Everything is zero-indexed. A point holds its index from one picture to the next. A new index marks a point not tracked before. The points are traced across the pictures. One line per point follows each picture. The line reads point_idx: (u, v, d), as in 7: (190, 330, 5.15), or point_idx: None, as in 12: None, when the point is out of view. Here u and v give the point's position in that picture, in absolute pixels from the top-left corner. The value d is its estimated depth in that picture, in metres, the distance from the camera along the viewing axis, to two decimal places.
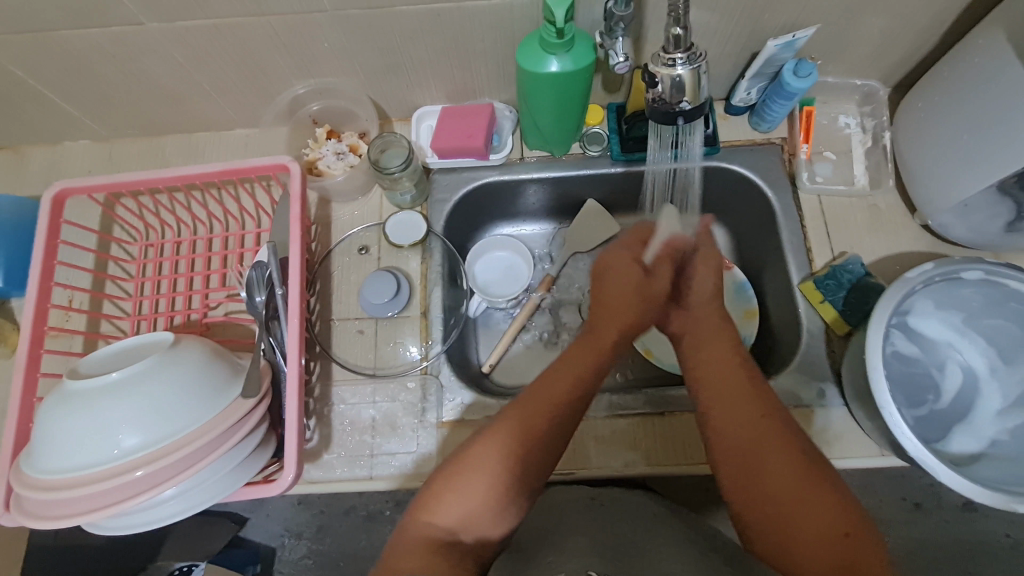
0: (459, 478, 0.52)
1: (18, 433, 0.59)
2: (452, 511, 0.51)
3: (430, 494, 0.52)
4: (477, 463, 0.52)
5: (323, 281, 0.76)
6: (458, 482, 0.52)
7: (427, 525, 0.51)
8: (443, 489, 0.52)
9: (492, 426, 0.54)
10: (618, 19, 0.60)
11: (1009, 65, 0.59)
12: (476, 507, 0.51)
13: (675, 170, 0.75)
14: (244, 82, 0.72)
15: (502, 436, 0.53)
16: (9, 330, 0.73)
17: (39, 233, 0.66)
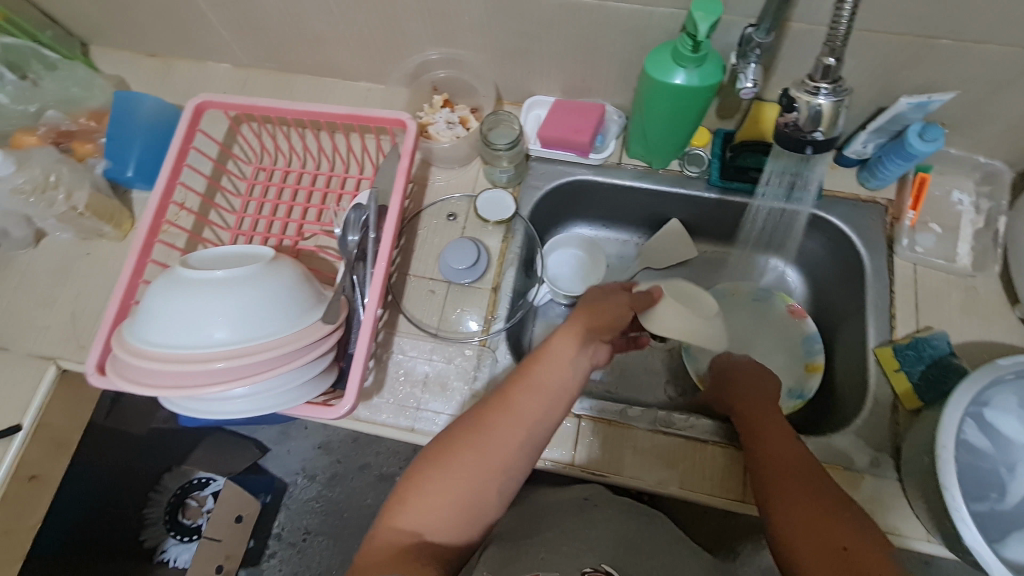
0: (443, 467, 0.52)
1: (120, 307, 0.65)
2: (415, 515, 0.51)
3: (400, 495, 0.53)
4: (465, 457, 0.52)
5: (408, 237, 0.80)
6: (430, 483, 0.52)
7: (391, 528, 0.51)
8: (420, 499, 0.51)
9: (486, 417, 0.54)
10: (754, 45, 0.60)
11: None
12: (439, 512, 0.51)
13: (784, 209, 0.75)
14: (381, 39, 0.77)
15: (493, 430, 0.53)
16: (126, 217, 0.80)
17: (177, 136, 0.72)
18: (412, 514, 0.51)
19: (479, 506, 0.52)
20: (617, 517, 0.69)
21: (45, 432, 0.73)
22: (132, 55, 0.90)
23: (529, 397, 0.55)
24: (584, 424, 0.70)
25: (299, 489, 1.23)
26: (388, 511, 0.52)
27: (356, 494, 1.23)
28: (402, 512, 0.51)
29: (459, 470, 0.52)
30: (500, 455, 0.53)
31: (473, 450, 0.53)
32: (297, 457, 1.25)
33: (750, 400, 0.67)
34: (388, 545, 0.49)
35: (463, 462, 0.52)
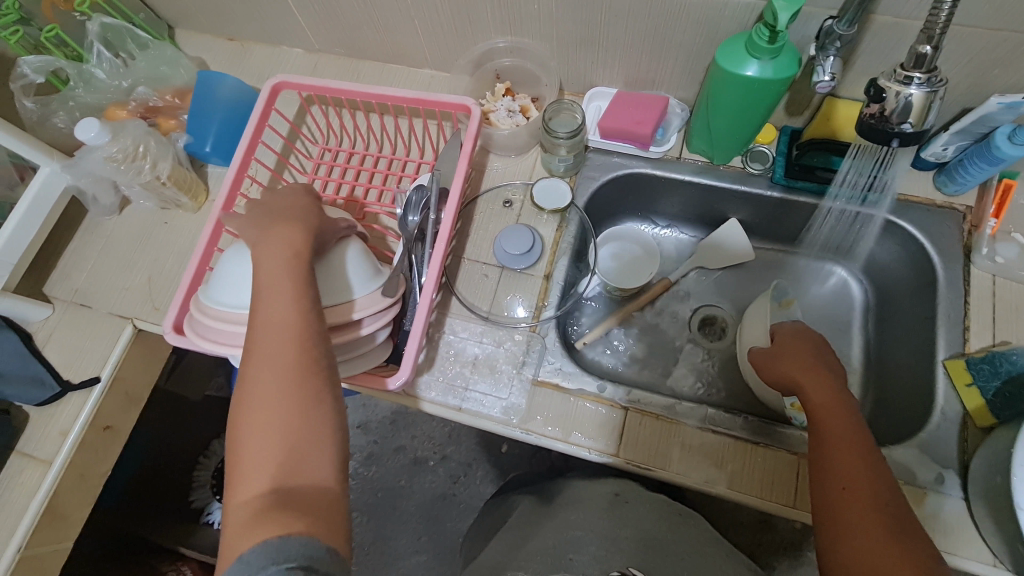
0: (251, 423, 0.47)
1: (196, 272, 0.69)
2: (256, 477, 0.45)
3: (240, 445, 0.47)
4: (265, 396, 0.47)
5: (463, 222, 0.81)
6: (255, 436, 0.46)
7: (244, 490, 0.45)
8: (252, 445, 0.46)
9: (257, 354, 0.49)
10: (835, 37, 0.58)
11: None
12: (271, 442, 0.46)
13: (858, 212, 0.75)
14: (450, 27, 0.78)
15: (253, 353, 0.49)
16: (201, 189, 0.85)
17: (254, 114, 0.76)
18: (241, 476, 0.46)
19: (313, 424, 0.47)
20: (651, 518, 0.70)
21: (120, 386, 0.79)
22: (213, 38, 0.96)
23: (284, 308, 0.50)
24: (629, 416, 0.70)
25: None
26: (231, 482, 0.46)
27: (391, 474, 1.26)
28: (243, 477, 0.46)
29: (277, 415, 0.46)
30: (299, 386, 0.47)
31: (261, 390, 0.47)
32: None
33: (821, 384, 0.62)
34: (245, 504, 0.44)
35: (255, 401, 0.47)
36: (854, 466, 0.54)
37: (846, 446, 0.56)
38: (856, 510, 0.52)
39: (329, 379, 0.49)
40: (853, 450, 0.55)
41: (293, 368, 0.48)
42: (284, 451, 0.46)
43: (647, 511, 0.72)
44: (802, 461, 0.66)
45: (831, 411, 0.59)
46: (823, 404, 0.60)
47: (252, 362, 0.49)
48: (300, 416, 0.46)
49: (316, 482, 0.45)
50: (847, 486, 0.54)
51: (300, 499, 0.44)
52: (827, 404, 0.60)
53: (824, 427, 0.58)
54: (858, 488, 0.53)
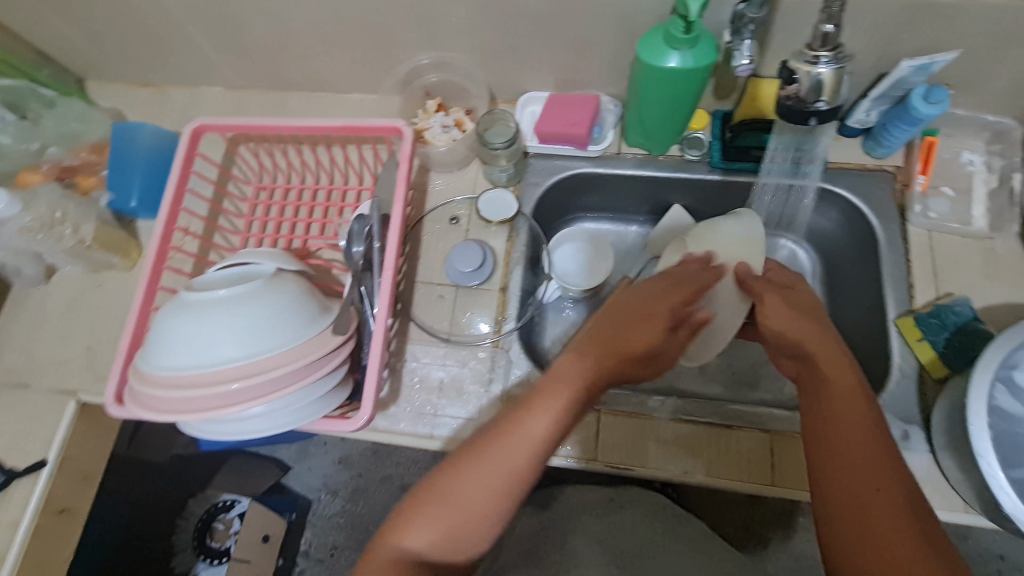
0: (437, 505, 0.56)
1: (134, 335, 0.65)
2: (419, 535, 0.55)
3: (406, 513, 0.56)
4: (459, 481, 0.56)
5: (412, 244, 0.79)
6: (423, 508, 0.56)
7: (393, 546, 0.55)
8: (415, 513, 0.56)
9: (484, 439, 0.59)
10: (748, 20, 0.59)
11: None
12: (436, 525, 0.55)
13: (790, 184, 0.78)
14: (371, 49, 0.77)
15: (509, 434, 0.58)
16: (133, 246, 0.81)
17: (177, 162, 0.72)
18: (407, 531, 0.55)
19: (490, 506, 0.56)
20: (646, 521, 0.70)
21: (70, 465, 0.74)
22: (125, 87, 0.91)
23: (540, 424, 0.58)
24: (601, 418, 0.69)
25: (324, 505, 1.23)
26: (379, 535, 0.56)
27: (380, 506, 1.22)
28: (396, 530, 0.55)
29: (479, 495, 0.55)
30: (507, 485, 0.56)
31: (455, 474, 0.57)
32: (319, 474, 1.24)
33: (838, 373, 0.54)
34: (386, 557, 0.54)
35: (435, 491, 0.56)
36: (864, 448, 0.49)
37: (855, 427, 0.51)
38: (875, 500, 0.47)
39: (524, 487, 0.57)
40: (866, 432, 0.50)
41: (523, 471, 0.57)
42: (449, 530, 0.55)
43: (641, 512, 0.72)
44: (774, 437, 0.67)
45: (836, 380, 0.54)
46: (830, 375, 0.54)
47: (476, 452, 0.58)
48: (501, 500, 0.56)
49: (447, 550, 0.55)
50: (858, 471, 0.49)
51: (430, 569, 0.54)
52: (840, 401, 0.52)
53: (828, 400, 0.53)
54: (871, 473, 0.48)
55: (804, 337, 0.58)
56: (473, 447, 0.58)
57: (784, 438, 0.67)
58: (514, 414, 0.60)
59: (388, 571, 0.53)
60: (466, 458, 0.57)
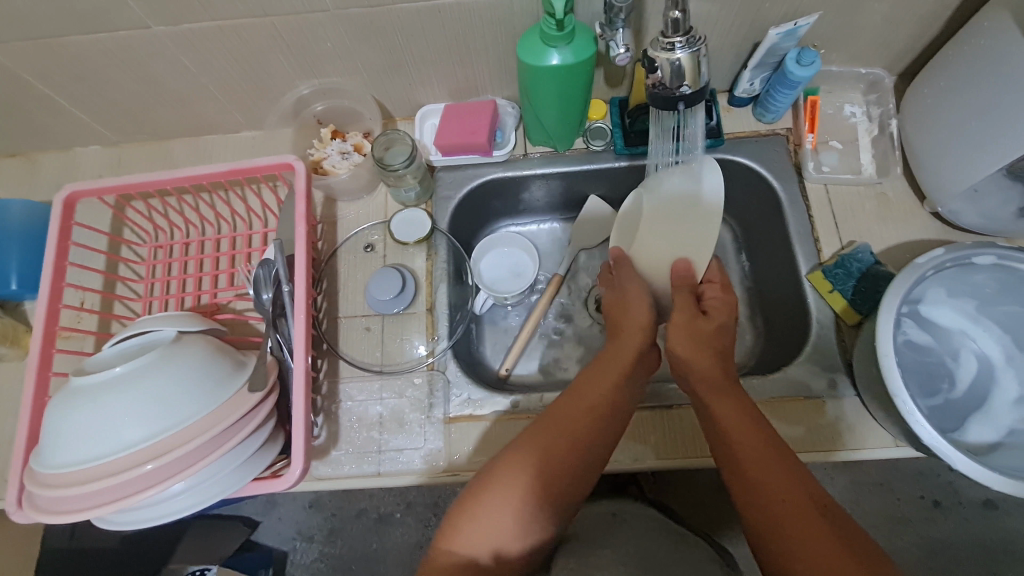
0: (484, 512, 0.53)
1: (30, 432, 0.60)
2: (487, 523, 0.53)
3: (461, 512, 0.54)
4: (495, 495, 0.54)
5: (329, 279, 0.77)
6: (480, 501, 0.54)
7: (451, 549, 0.53)
8: (478, 508, 0.54)
9: (510, 460, 0.56)
10: (617, 11, 0.60)
11: (1011, 49, 0.59)
12: (499, 519, 0.53)
13: (676, 164, 0.73)
14: (249, 85, 0.73)
15: (524, 471, 0.55)
16: (23, 331, 0.74)
17: (51, 236, 0.66)
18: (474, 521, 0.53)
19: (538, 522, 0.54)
20: (650, 534, 0.70)
21: None
22: None
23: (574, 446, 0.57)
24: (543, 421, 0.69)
25: (300, 554, 1.17)
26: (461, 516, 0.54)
27: (359, 542, 1.17)
28: (475, 519, 0.53)
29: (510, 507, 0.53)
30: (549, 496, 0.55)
31: (501, 491, 0.54)
32: (291, 522, 1.18)
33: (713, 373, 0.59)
34: (449, 564, 0.52)
35: (486, 495, 0.54)
36: (754, 451, 0.53)
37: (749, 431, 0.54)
38: (774, 501, 0.49)
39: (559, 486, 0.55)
40: (757, 440, 0.53)
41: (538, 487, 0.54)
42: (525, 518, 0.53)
43: (643, 524, 0.72)
44: None
45: (718, 399, 0.57)
46: (715, 397, 0.58)
47: (503, 464, 0.55)
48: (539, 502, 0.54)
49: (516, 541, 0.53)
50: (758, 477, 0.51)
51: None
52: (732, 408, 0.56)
53: (721, 416, 0.56)
54: (771, 477, 0.51)
55: (700, 360, 0.60)
56: (511, 457, 0.56)
57: None
58: (528, 464, 0.55)
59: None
60: (492, 466, 0.56)
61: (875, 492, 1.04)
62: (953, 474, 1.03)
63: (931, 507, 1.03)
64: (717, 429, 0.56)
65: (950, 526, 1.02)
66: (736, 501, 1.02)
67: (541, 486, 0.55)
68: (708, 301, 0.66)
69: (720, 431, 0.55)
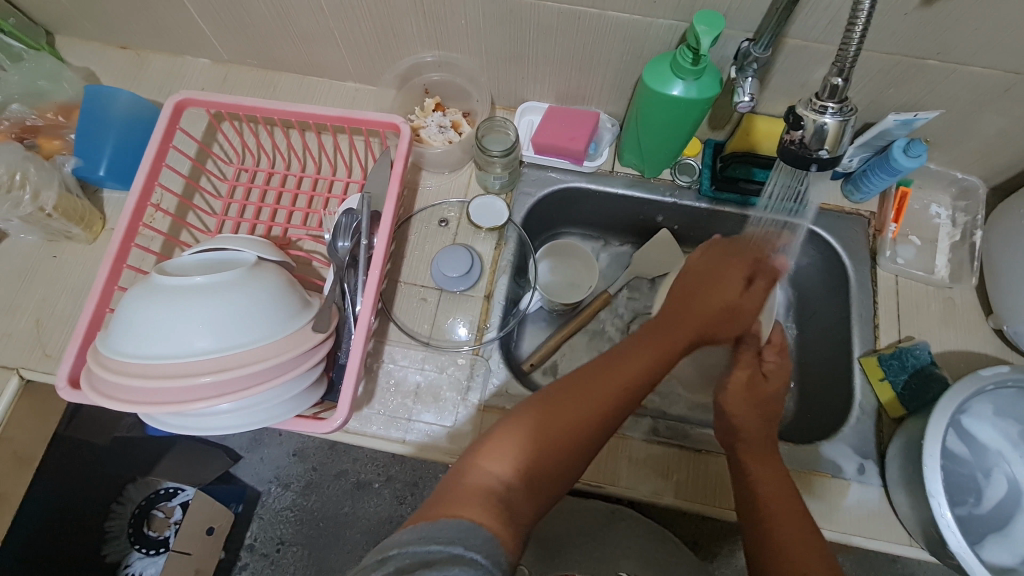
0: (495, 451, 0.51)
1: (94, 316, 0.61)
2: (500, 461, 0.51)
3: (478, 449, 0.52)
4: (501, 445, 0.52)
5: (398, 243, 0.78)
6: (491, 443, 0.52)
7: (476, 474, 0.49)
8: (488, 448, 0.52)
9: (513, 420, 0.55)
10: (752, 59, 0.62)
11: None
12: (511, 454, 0.51)
13: (785, 224, 0.74)
14: (372, 39, 0.75)
15: (526, 424, 0.54)
16: (97, 218, 0.76)
17: (156, 135, 0.68)
18: (490, 455, 0.51)
19: (549, 462, 0.52)
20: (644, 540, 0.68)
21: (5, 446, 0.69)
22: (102, 47, 0.86)
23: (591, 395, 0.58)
24: None
25: (272, 498, 1.18)
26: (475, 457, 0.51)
27: (332, 501, 1.17)
28: (487, 458, 0.51)
29: (522, 438, 0.53)
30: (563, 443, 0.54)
31: (505, 437, 0.53)
32: (270, 465, 1.19)
33: (761, 439, 0.63)
34: (475, 486, 0.47)
35: (496, 441, 0.53)
36: (799, 532, 0.56)
37: (791, 511, 0.58)
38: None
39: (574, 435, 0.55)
40: (801, 522, 0.56)
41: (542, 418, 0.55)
42: (529, 459, 0.52)
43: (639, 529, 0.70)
44: None
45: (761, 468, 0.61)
46: (764, 475, 0.61)
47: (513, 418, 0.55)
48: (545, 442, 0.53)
49: (525, 484, 0.50)
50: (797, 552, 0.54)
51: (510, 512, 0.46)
52: (776, 491, 0.59)
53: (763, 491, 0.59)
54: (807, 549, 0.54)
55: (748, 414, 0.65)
56: (515, 417, 0.55)
57: None
58: (530, 418, 0.55)
59: (481, 497, 0.46)
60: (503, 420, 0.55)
61: None
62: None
63: None
64: (756, 506, 0.59)
65: None
66: None
67: (541, 435, 0.54)
68: (767, 362, 0.68)
69: (760, 507, 0.58)
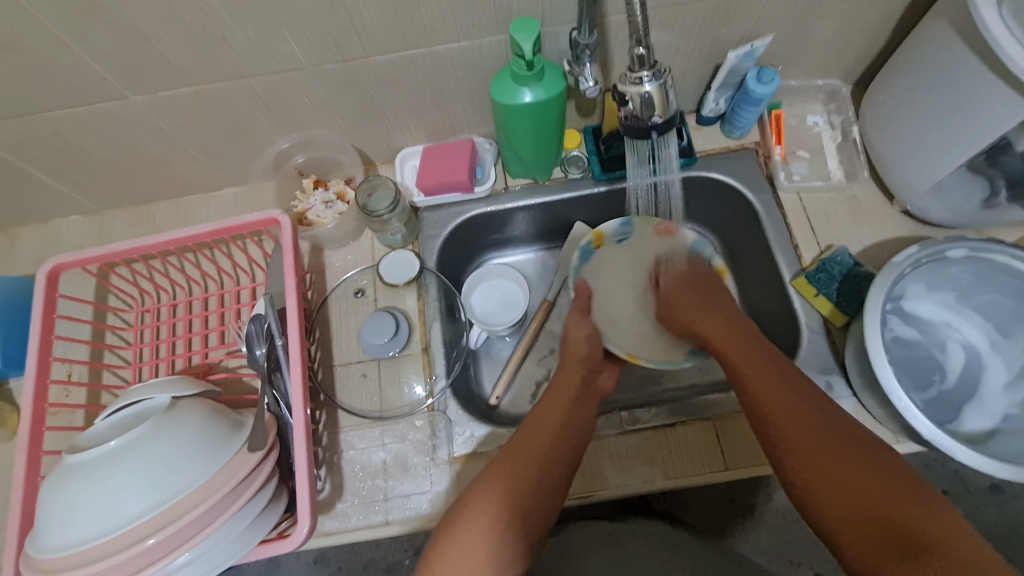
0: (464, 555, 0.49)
1: (24, 516, 0.58)
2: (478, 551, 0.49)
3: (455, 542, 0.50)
4: (474, 519, 0.52)
5: (322, 328, 0.77)
6: (465, 520, 0.51)
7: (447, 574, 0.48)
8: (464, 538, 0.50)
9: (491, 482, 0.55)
10: (583, 47, 0.62)
11: (948, 65, 0.63)
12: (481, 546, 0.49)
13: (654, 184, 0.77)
14: (229, 144, 0.75)
15: (493, 493, 0.53)
16: (10, 411, 0.73)
17: (35, 312, 0.65)
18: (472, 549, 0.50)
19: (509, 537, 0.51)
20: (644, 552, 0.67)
21: None
22: None
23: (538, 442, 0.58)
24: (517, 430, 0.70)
25: None
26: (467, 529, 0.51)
27: None
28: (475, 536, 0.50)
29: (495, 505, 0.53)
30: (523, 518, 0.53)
31: (482, 511, 0.52)
32: None
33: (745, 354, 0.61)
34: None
35: (462, 528, 0.51)
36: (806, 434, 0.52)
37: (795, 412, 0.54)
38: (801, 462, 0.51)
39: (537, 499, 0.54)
40: (809, 424, 0.53)
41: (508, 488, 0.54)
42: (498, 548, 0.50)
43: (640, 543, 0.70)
44: (717, 423, 0.68)
45: (762, 382, 0.57)
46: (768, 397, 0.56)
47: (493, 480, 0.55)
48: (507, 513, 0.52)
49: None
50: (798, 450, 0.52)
51: None
52: (765, 386, 0.57)
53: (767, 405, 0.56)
54: (810, 440, 0.52)
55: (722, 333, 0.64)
56: (490, 473, 0.56)
57: (726, 420, 0.68)
58: (494, 484, 0.54)
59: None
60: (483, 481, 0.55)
61: None
62: (956, 463, 1.03)
63: (941, 497, 1.02)
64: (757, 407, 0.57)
65: (963, 515, 1.02)
66: (746, 511, 0.98)
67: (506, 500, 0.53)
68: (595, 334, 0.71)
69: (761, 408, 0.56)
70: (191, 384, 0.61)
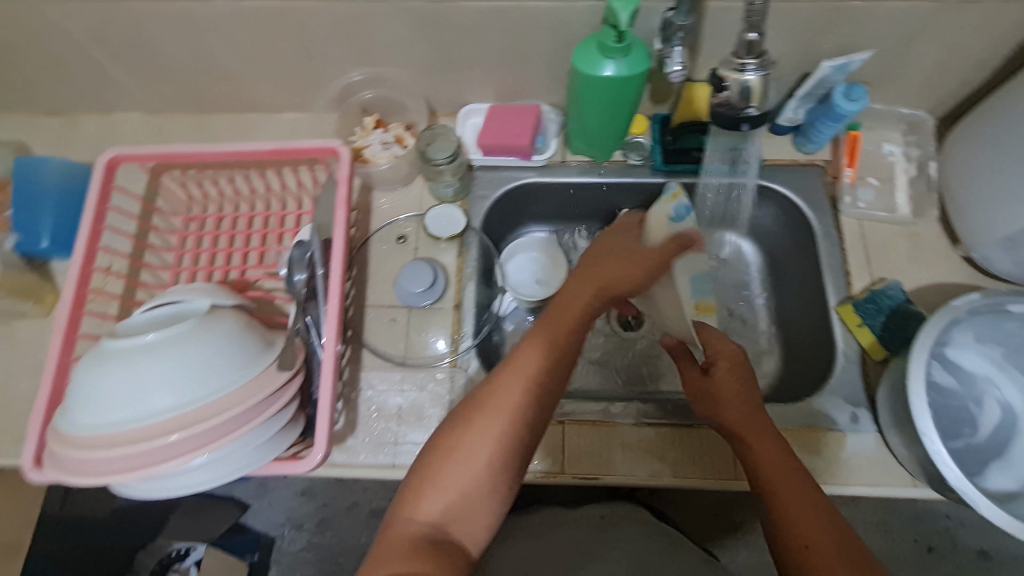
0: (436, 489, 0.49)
1: (54, 392, 0.60)
2: (447, 485, 0.49)
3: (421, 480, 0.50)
4: (450, 464, 0.49)
5: (359, 267, 0.77)
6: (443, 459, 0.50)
7: (408, 520, 0.48)
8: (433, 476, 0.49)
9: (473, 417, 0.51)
10: (676, 28, 0.60)
11: None
12: (452, 486, 0.49)
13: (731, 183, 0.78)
14: (300, 67, 0.74)
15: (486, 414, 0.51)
16: (48, 291, 0.74)
17: (91, 198, 0.66)
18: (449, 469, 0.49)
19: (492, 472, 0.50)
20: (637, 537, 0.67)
21: None
22: (31, 117, 0.84)
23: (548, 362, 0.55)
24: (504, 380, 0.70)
25: (288, 542, 1.09)
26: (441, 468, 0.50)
27: (350, 536, 1.10)
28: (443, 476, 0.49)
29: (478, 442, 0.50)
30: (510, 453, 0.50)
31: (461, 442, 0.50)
32: (281, 508, 1.10)
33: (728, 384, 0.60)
34: (404, 537, 0.47)
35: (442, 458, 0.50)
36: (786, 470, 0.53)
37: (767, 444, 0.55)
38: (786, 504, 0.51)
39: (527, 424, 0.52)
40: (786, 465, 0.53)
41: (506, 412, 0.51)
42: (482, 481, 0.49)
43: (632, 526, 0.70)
44: None
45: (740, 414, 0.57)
46: (759, 444, 0.55)
47: (471, 427, 0.50)
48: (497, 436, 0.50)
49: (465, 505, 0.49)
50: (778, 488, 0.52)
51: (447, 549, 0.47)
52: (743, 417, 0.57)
53: (762, 467, 0.54)
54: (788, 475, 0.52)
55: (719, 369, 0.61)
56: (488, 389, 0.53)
57: None
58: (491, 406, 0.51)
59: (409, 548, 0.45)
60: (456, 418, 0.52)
61: (874, 533, 1.02)
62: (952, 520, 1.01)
63: (925, 552, 1.01)
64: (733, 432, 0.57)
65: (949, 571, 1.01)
66: (728, 528, 0.99)
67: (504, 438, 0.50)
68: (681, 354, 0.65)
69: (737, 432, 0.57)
70: (229, 297, 0.62)
